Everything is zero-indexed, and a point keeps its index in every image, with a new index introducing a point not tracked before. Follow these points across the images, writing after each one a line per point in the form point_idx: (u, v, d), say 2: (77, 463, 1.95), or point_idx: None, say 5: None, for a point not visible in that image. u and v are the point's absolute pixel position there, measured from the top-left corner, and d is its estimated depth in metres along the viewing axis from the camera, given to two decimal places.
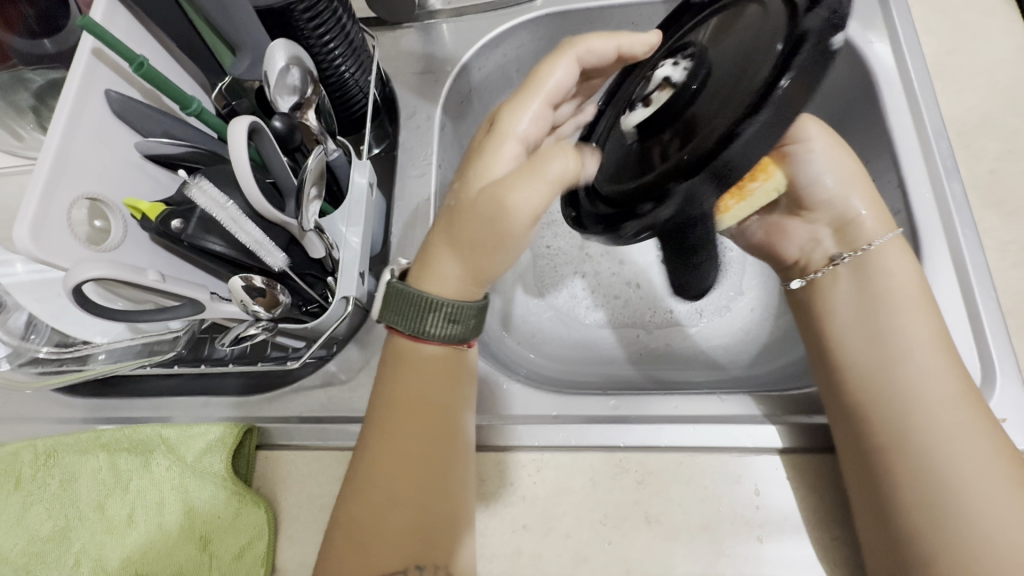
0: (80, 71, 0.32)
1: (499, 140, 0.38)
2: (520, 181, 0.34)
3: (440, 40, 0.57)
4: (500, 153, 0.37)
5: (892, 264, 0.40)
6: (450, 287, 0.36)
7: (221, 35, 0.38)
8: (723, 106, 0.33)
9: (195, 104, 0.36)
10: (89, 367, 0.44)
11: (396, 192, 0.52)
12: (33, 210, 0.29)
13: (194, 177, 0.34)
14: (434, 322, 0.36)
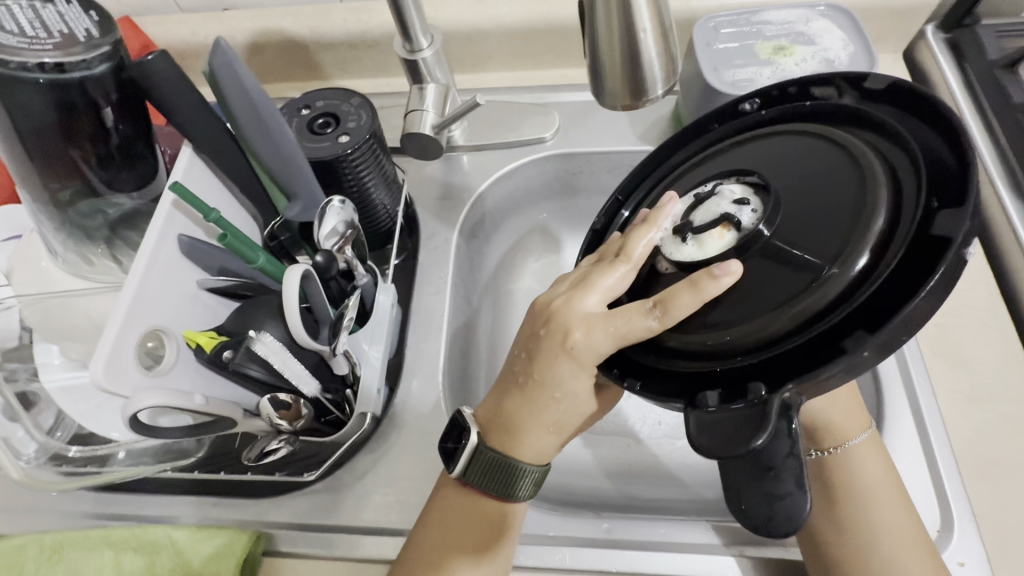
0: (160, 221, 0.38)
1: (572, 366, 0.37)
2: (564, 363, 0.37)
3: (460, 170, 0.64)
4: (556, 320, 0.38)
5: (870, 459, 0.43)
6: (501, 444, 0.40)
7: (278, 184, 0.43)
8: (769, 308, 0.31)
9: (258, 258, 0.41)
10: (108, 470, 0.46)
11: (413, 305, 0.57)
12: (109, 347, 0.33)
13: (261, 333, 0.39)
14: (509, 487, 0.40)
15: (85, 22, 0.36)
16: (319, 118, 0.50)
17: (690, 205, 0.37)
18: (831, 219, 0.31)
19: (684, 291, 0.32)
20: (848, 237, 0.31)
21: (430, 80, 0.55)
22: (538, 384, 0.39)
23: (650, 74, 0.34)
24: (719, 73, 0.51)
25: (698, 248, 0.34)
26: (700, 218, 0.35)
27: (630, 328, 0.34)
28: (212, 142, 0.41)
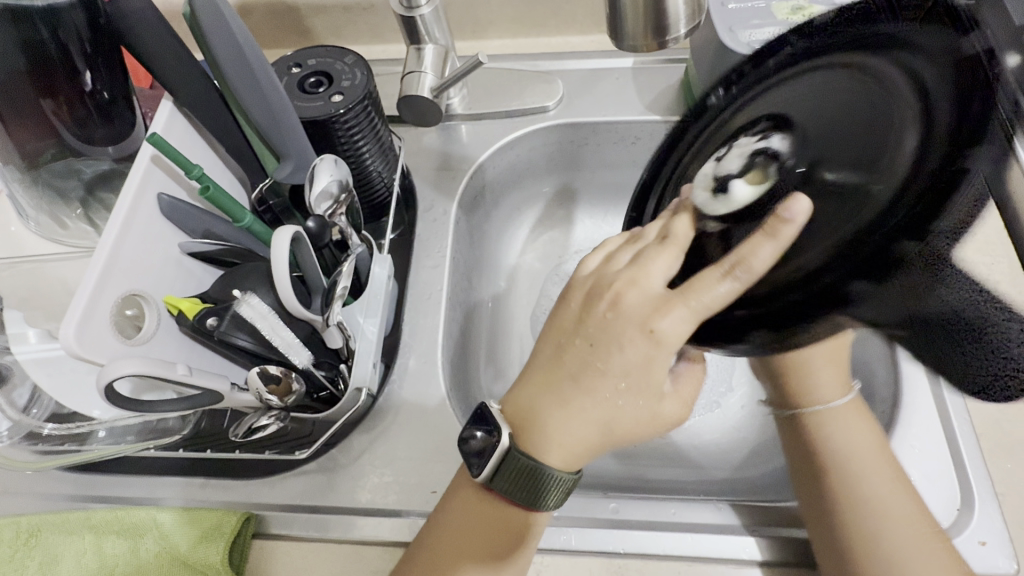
0: (138, 177, 0.35)
1: (650, 348, 0.34)
2: (638, 345, 0.34)
3: (458, 139, 0.61)
4: (625, 305, 0.36)
5: (850, 424, 0.43)
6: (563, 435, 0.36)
7: (267, 142, 0.40)
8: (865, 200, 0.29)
9: (247, 219, 0.39)
10: (88, 447, 0.44)
11: (410, 280, 0.55)
12: (82, 311, 0.30)
13: (244, 294, 0.37)
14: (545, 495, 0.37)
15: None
16: (310, 77, 0.47)
17: (711, 168, 0.37)
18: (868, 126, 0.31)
19: (762, 243, 0.30)
20: (890, 120, 0.30)
21: (429, 41, 0.52)
22: (599, 372, 0.35)
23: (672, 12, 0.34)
24: (736, 34, 0.48)
25: (728, 201, 0.34)
26: (733, 172, 0.35)
27: (712, 295, 0.32)
28: (196, 97, 0.38)
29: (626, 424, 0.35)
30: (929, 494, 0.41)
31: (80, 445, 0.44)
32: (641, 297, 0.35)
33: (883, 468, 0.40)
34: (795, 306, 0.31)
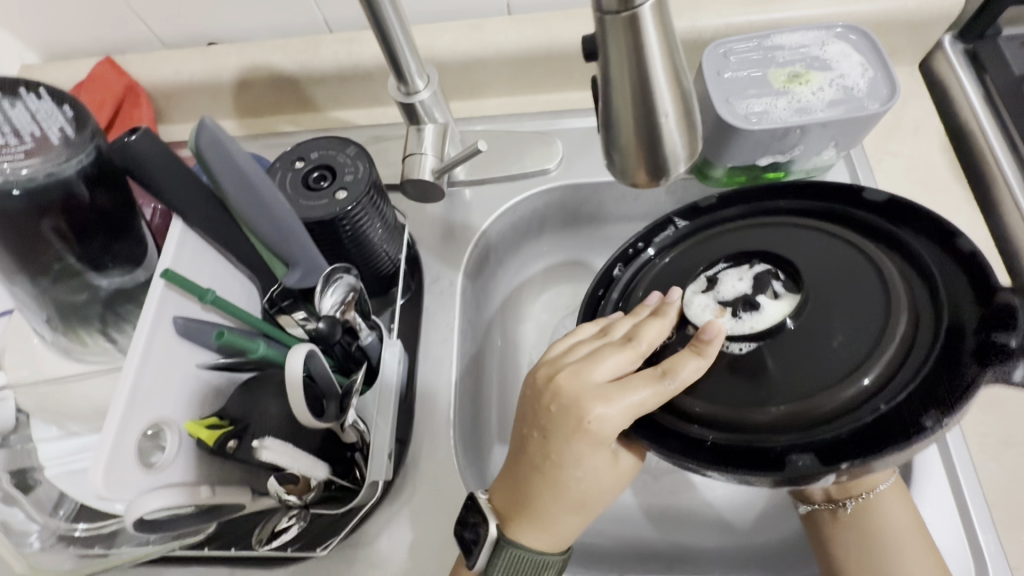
0: (153, 306, 0.36)
1: (589, 443, 0.36)
2: (577, 441, 0.36)
3: (461, 206, 0.62)
4: (567, 391, 0.37)
5: (900, 506, 0.42)
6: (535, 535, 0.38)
7: (274, 251, 0.41)
8: (815, 341, 0.35)
9: (261, 349, 0.39)
10: (117, 551, 0.43)
11: (420, 355, 0.56)
12: (106, 456, 0.31)
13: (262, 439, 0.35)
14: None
15: (60, 121, 0.33)
16: (313, 171, 0.48)
17: (702, 289, 0.41)
18: (852, 277, 0.37)
19: (689, 358, 0.36)
20: (834, 281, 0.37)
21: (428, 120, 0.52)
22: (557, 465, 0.37)
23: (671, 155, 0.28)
24: (732, 105, 0.49)
25: (737, 321, 0.38)
26: (750, 292, 0.39)
27: (643, 395, 0.35)
28: (203, 214, 0.38)
29: (556, 510, 0.38)
30: None
31: (109, 547, 0.43)
32: (583, 385, 0.37)
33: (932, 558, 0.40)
34: (755, 430, 0.35)
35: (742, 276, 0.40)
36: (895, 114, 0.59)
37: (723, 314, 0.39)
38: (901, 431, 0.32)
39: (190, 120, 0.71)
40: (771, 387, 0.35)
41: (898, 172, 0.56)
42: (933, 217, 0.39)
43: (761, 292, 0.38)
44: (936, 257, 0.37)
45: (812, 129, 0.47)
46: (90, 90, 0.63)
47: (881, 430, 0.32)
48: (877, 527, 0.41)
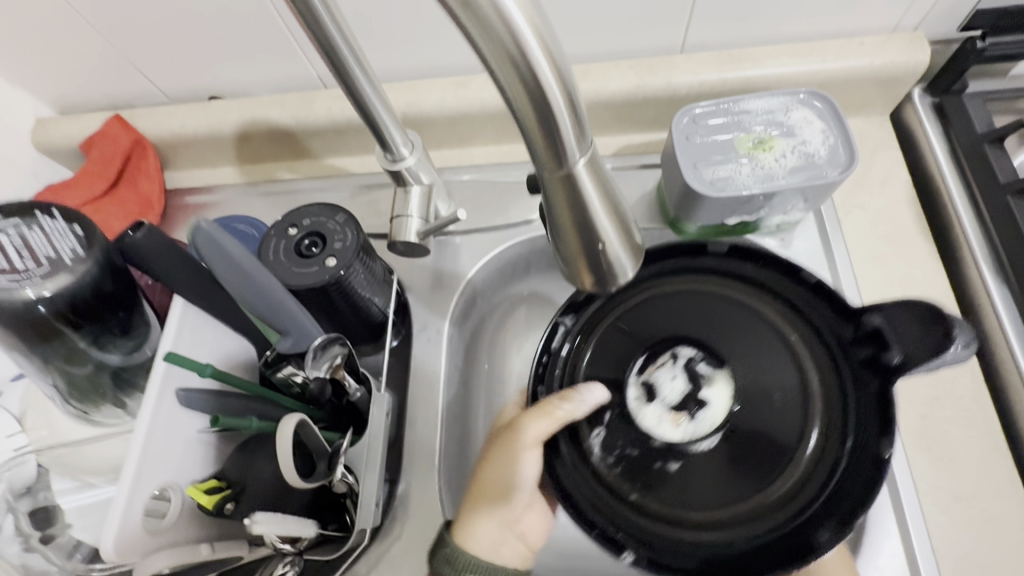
0: (156, 382, 0.39)
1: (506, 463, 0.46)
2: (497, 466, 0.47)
3: (449, 254, 0.65)
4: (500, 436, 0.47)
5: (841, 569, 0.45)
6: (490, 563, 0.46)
7: (266, 321, 0.45)
8: (759, 415, 0.46)
9: (253, 426, 0.42)
10: None
11: (410, 400, 0.59)
12: (117, 525, 0.35)
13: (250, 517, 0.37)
14: None
15: (67, 240, 0.33)
16: (305, 238, 0.51)
17: (647, 395, 0.48)
18: (760, 348, 0.48)
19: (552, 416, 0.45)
20: (749, 359, 0.48)
21: (414, 183, 0.55)
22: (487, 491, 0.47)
23: (617, 263, 0.31)
24: (699, 170, 0.51)
25: (696, 423, 0.46)
26: (690, 390, 0.48)
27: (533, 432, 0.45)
28: (201, 293, 0.42)
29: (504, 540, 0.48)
30: None
31: None
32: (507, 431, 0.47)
33: None
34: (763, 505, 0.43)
35: (676, 373, 0.49)
36: (864, 166, 0.61)
37: (679, 418, 0.47)
38: (867, 463, 0.41)
39: (193, 167, 0.75)
40: (748, 467, 0.44)
41: (864, 224, 0.59)
42: (774, 256, 0.49)
43: (696, 381, 0.48)
44: (807, 296, 0.48)
45: (776, 196, 0.50)
46: (101, 147, 0.69)
47: (860, 467, 0.41)
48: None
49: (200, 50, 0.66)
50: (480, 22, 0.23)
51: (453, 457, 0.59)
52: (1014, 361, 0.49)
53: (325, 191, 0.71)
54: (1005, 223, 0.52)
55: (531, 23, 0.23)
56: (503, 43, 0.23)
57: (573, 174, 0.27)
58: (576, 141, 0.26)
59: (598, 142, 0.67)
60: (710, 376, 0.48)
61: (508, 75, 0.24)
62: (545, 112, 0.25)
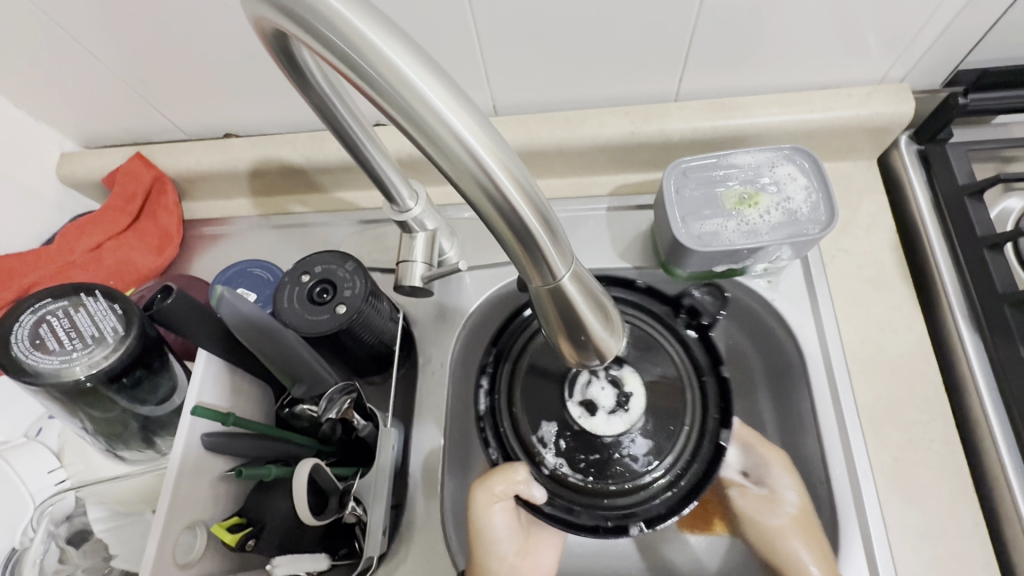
0: (184, 430, 0.43)
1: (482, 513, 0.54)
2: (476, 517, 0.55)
3: (452, 289, 0.69)
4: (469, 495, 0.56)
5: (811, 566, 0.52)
6: None
7: (282, 370, 0.49)
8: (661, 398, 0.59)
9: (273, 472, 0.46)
10: None
11: (414, 431, 0.62)
12: (152, 562, 0.40)
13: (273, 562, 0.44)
14: None
15: (112, 318, 0.36)
16: (317, 285, 0.55)
17: (583, 410, 0.59)
18: (644, 350, 0.61)
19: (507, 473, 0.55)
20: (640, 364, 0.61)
21: (419, 229, 0.58)
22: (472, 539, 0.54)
23: (596, 334, 0.33)
24: (688, 225, 0.54)
25: (626, 415, 0.58)
26: (613, 392, 0.59)
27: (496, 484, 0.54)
28: (223, 346, 0.46)
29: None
30: None
31: None
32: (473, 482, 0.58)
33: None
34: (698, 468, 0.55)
35: (596, 386, 0.60)
36: (850, 211, 0.64)
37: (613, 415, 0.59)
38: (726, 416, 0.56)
39: (209, 198, 0.79)
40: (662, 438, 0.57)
41: (849, 269, 0.61)
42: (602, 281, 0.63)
43: (614, 384, 0.60)
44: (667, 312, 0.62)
45: (759, 250, 0.53)
46: (123, 183, 0.72)
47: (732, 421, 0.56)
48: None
49: (217, 94, 0.69)
50: (464, 174, 0.26)
51: (453, 483, 0.63)
52: (984, 407, 0.52)
53: (334, 225, 0.75)
54: (980, 274, 0.55)
55: (509, 169, 0.26)
56: (485, 187, 0.26)
57: (557, 285, 0.30)
58: (557, 255, 0.29)
59: (594, 182, 0.70)
60: (618, 377, 0.60)
61: (491, 209, 0.27)
62: (527, 238, 0.28)
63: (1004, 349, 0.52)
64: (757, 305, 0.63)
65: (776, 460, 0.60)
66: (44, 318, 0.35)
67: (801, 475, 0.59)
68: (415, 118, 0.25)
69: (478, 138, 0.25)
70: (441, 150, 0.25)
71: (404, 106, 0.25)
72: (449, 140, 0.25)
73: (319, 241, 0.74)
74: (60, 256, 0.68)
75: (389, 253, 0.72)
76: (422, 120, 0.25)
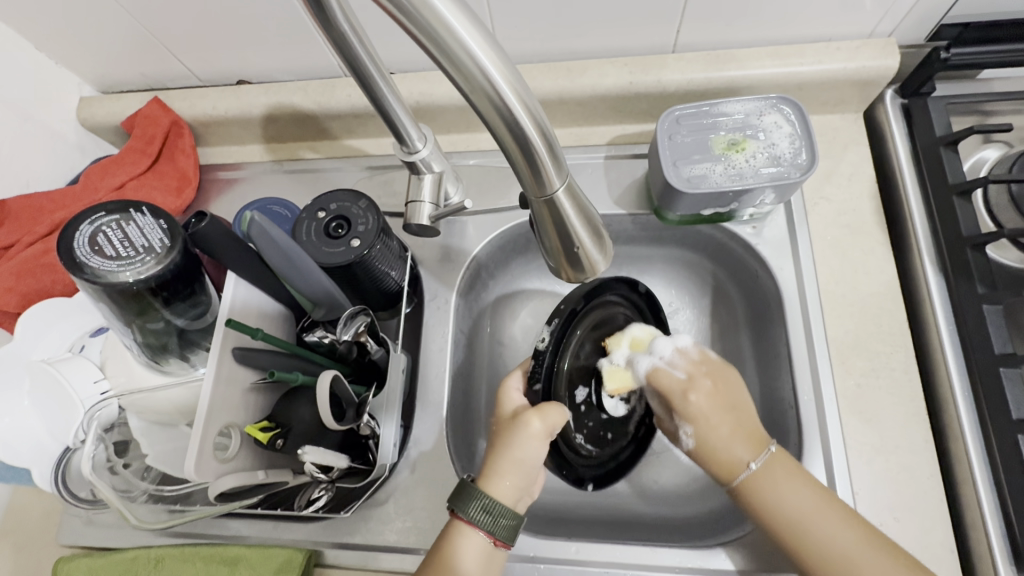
0: (218, 342, 0.48)
1: (536, 441, 0.52)
2: (523, 434, 0.52)
3: (458, 234, 0.73)
4: (512, 422, 0.54)
5: (790, 481, 0.51)
6: (506, 494, 0.51)
7: (302, 293, 0.53)
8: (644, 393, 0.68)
9: (299, 379, 0.51)
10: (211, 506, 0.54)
11: (421, 360, 0.68)
12: (197, 449, 0.45)
13: (303, 448, 0.49)
14: (475, 511, 0.49)
15: (159, 232, 0.41)
16: (333, 220, 0.59)
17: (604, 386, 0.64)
18: None
19: (557, 409, 0.53)
20: None
21: (426, 171, 0.62)
22: (510, 455, 0.52)
23: (580, 240, 0.40)
24: (679, 169, 0.58)
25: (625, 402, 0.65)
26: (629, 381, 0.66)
27: (551, 416, 0.53)
28: (248, 267, 0.50)
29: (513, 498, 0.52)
30: None
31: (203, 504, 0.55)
32: (516, 401, 0.57)
33: (801, 484, 0.51)
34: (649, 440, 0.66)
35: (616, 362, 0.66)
36: (835, 161, 0.68)
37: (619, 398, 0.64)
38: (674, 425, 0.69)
39: (225, 144, 0.82)
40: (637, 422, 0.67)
41: (830, 215, 0.66)
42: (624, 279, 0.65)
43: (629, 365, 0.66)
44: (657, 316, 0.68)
45: (744, 193, 0.57)
46: (143, 126, 0.76)
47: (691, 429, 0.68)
48: (767, 505, 0.51)
49: (231, 40, 0.71)
50: (477, 89, 0.30)
51: (458, 410, 0.69)
52: (940, 336, 0.57)
53: (345, 170, 0.78)
54: (947, 219, 0.59)
55: (519, 96, 0.30)
56: (494, 101, 0.30)
57: (553, 197, 0.36)
58: (554, 169, 0.35)
59: (594, 132, 0.73)
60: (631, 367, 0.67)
61: (503, 128, 0.32)
62: (530, 153, 0.33)
63: (963, 286, 0.56)
64: (742, 248, 0.68)
65: (700, 380, 0.56)
66: (100, 228, 0.40)
67: (773, 403, 0.65)
68: (431, 33, 0.28)
69: (496, 68, 0.29)
70: (459, 70, 0.29)
71: (429, 30, 0.28)
72: (471, 68, 0.29)
73: (331, 185, 0.78)
74: (86, 194, 0.72)
75: (397, 197, 0.76)
76: (437, 34, 0.28)
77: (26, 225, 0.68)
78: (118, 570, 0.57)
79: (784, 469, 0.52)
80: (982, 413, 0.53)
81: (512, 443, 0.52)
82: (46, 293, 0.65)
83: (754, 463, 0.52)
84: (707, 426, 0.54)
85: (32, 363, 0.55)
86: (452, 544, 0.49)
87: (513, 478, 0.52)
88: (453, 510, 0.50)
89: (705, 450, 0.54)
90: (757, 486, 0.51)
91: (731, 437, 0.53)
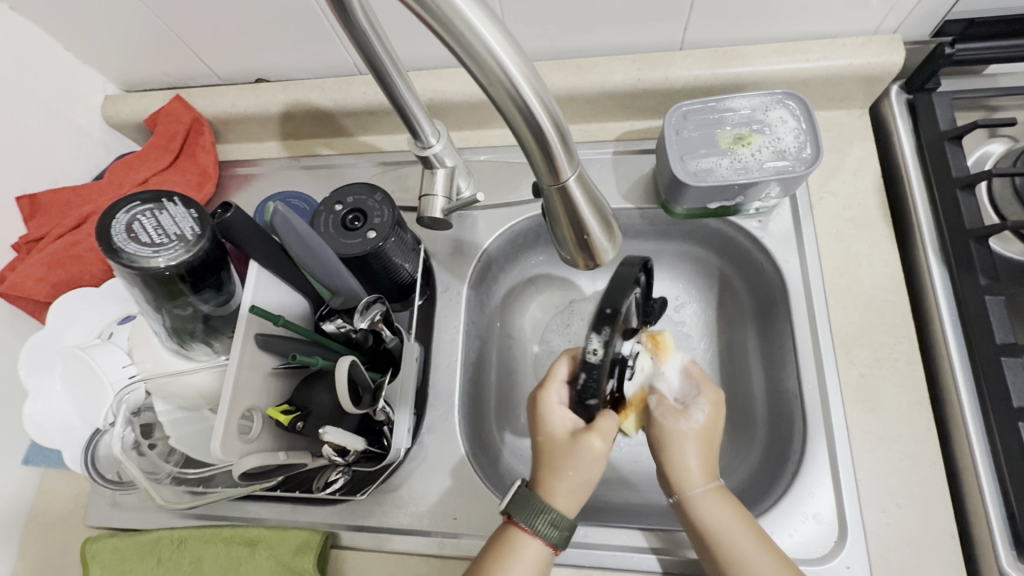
0: (242, 328, 0.51)
1: (599, 460, 0.52)
2: (590, 456, 0.52)
3: (469, 228, 0.75)
4: (570, 439, 0.53)
5: (728, 503, 0.53)
6: (569, 507, 0.52)
7: (321, 282, 0.55)
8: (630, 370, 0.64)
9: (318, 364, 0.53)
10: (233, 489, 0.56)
11: (434, 349, 0.70)
12: (222, 429, 0.48)
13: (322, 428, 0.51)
14: (541, 522, 0.51)
15: (190, 221, 0.44)
16: (350, 213, 0.61)
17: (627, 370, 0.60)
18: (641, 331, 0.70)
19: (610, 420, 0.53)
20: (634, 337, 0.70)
21: (439, 165, 0.64)
22: (575, 474, 0.52)
23: (591, 225, 0.41)
24: (686, 163, 0.59)
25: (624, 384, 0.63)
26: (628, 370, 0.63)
27: (610, 431, 0.53)
28: (270, 256, 0.52)
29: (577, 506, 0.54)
30: (816, 531, 0.55)
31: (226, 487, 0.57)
32: (564, 416, 0.55)
33: (738, 511, 0.53)
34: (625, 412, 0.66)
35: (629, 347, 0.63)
36: (840, 156, 0.69)
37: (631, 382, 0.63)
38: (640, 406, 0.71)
39: (244, 141, 0.85)
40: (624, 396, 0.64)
41: (835, 209, 0.67)
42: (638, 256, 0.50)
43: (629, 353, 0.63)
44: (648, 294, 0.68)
45: (750, 187, 0.58)
46: (166, 123, 0.78)
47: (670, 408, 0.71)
48: (704, 517, 0.53)
49: (252, 40, 0.74)
50: (495, 83, 0.32)
51: (469, 398, 0.71)
52: (943, 328, 0.58)
53: (359, 166, 0.80)
54: (951, 213, 0.60)
55: (533, 89, 0.32)
56: (511, 94, 0.32)
57: (565, 185, 0.38)
58: (566, 159, 0.36)
59: (603, 128, 0.75)
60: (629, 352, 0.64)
61: (518, 119, 0.34)
62: (544, 143, 0.35)
63: (965, 278, 0.57)
64: (748, 242, 0.69)
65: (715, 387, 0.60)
66: (136, 217, 0.43)
67: (777, 394, 0.66)
68: (453, 30, 0.29)
69: (512, 61, 0.31)
70: (479, 65, 0.31)
71: (451, 27, 0.29)
72: (489, 63, 0.31)
73: (345, 181, 0.80)
74: (111, 189, 0.75)
75: (410, 192, 0.78)
76: (459, 32, 0.29)
77: (55, 218, 0.71)
78: (144, 549, 0.60)
79: (727, 495, 0.54)
80: (984, 403, 0.54)
81: (575, 465, 0.52)
82: (73, 284, 0.68)
83: (705, 484, 0.54)
84: (684, 437, 0.56)
85: (67, 348, 0.58)
86: (506, 555, 0.50)
87: (575, 492, 0.53)
88: (517, 519, 0.51)
89: (670, 458, 0.56)
90: (702, 502, 0.53)
91: (695, 452, 0.56)
